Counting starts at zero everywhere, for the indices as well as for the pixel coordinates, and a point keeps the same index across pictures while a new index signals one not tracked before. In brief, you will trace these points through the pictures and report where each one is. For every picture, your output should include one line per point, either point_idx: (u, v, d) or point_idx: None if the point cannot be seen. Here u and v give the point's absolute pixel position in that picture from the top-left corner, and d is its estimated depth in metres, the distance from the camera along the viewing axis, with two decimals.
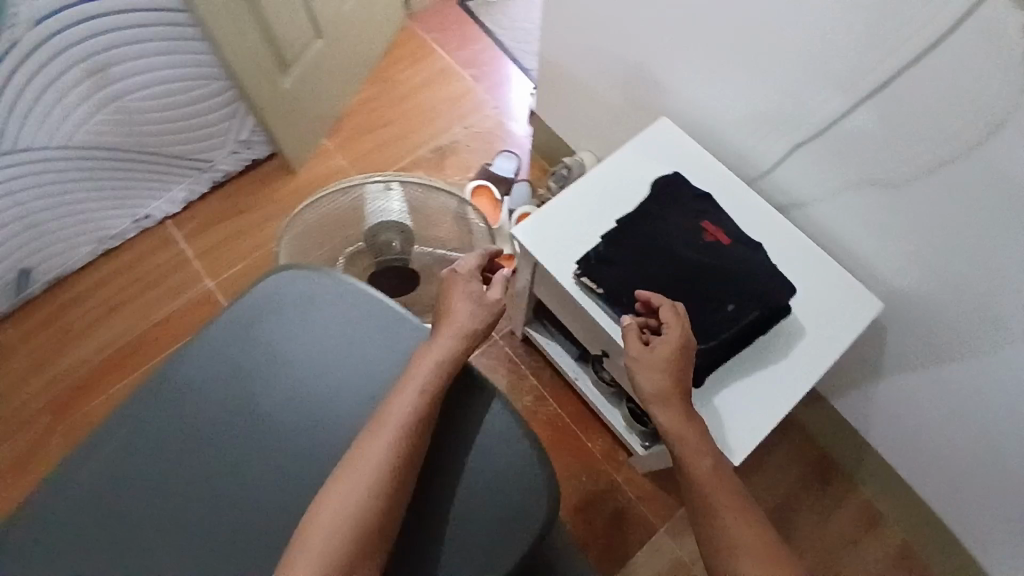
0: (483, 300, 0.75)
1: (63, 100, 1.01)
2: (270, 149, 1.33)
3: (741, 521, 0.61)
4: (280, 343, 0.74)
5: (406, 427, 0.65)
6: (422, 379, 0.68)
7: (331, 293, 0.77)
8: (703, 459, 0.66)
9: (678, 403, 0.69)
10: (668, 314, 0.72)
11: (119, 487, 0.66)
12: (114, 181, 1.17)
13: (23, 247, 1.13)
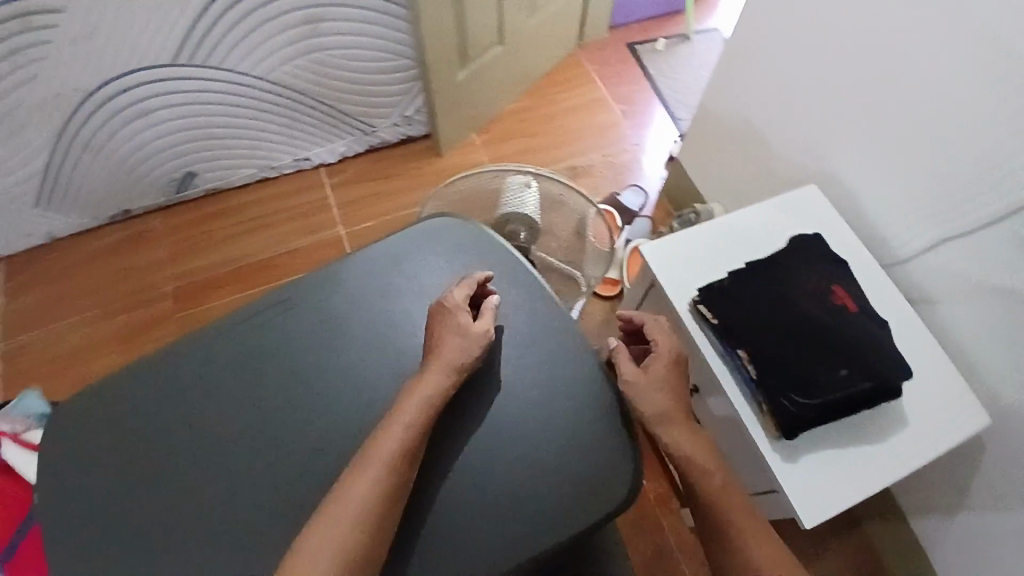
0: (468, 332, 0.70)
1: (275, 40, 1.17)
2: (426, 130, 1.45)
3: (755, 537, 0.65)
4: (427, 279, 0.80)
5: (403, 446, 0.62)
6: (418, 401, 0.65)
7: (482, 250, 0.82)
8: (712, 476, 0.68)
9: (680, 420, 0.71)
10: (659, 336, 0.76)
11: (251, 352, 0.73)
12: (290, 120, 1.33)
13: (199, 152, 1.32)
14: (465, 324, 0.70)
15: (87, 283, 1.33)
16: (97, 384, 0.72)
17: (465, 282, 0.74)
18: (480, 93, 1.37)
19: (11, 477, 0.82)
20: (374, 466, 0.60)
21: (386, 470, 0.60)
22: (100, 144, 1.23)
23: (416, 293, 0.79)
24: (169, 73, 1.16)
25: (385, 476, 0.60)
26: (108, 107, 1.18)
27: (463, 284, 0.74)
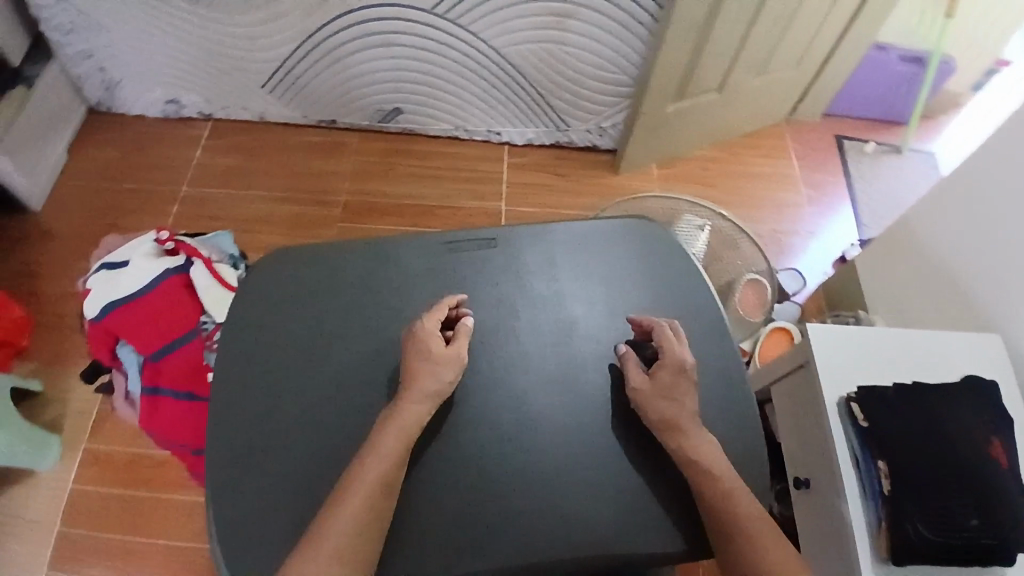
0: (439, 360, 0.68)
1: (521, 20, 1.25)
2: (613, 145, 1.49)
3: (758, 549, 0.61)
4: (611, 270, 0.80)
5: (381, 475, 0.62)
6: (395, 430, 0.64)
7: (673, 262, 0.81)
8: (715, 485, 0.64)
9: (687, 430, 0.67)
10: (665, 342, 0.71)
11: (432, 270, 0.78)
12: (499, 93, 1.41)
13: (412, 92, 1.44)
14: (437, 349, 0.68)
15: (277, 166, 1.51)
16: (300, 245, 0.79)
17: (442, 308, 0.72)
18: (679, 130, 1.40)
19: (193, 294, 0.88)
20: (352, 495, 0.60)
21: (365, 504, 0.60)
22: (338, 57, 1.38)
23: (602, 277, 0.79)
24: (420, 19, 1.28)
25: (363, 508, 0.60)
26: (358, 28, 1.31)
27: (436, 313, 0.71)
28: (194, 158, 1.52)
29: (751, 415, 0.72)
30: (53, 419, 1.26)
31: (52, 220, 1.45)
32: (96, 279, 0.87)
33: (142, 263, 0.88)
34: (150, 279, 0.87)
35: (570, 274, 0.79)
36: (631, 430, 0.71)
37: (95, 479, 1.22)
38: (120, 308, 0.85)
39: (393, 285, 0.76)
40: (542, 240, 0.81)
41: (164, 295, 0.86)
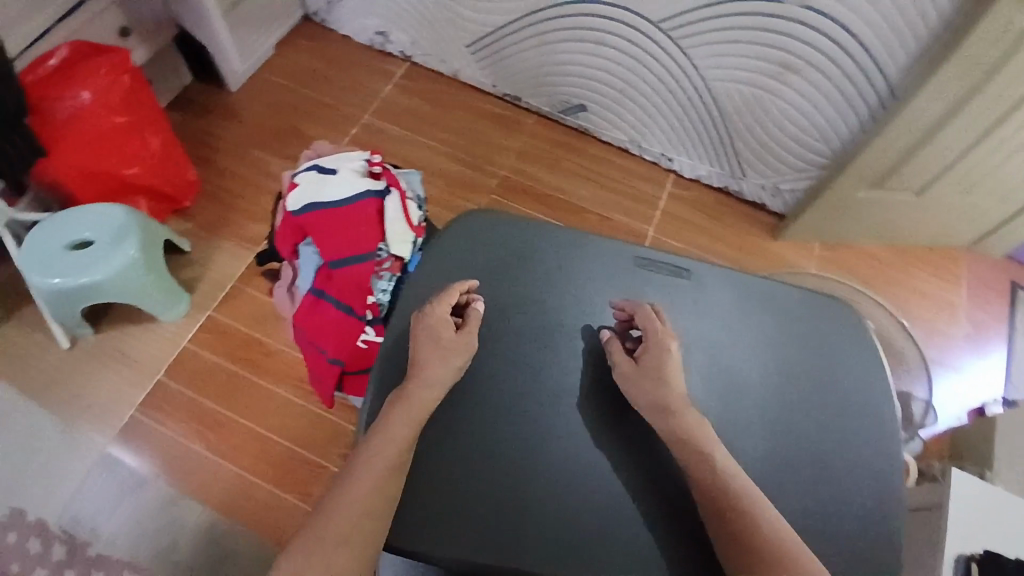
0: (446, 345, 0.72)
1: (744, 61, 1.24)
2: (781, 209, 1.47)
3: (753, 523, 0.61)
4: (790, 336, 0.79)
5: (388, 457, 0.65)
6: (402, 416, 0.68)
7: (855, 349, 0.79)
8: (708, 463, 0.65)
9: (680, 410, 0.69)
10: (646, 328, 0.75)
11: (617, 280, 0.83)
12: (689, 123, 1.40)
13: (604, 95, 1.45)
14: (444, 334, 0.73)
15: (452, 123, 1.56)
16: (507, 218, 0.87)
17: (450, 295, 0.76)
18: (856, 218, 1.38)
19: (380, 222, 0.90)
20: (362, 475, 0.63)
21: (373, 482, 0.63)
22: (548, 40, 1.40)
23: (780, 338, 0.79)
24: (644, 28, 1.28)
25: (366, 485, 0.63)
26: (581, 21, 1.33)
27: (443, 304, 0.75)
28: (382, 91, 1.58)
29: (889, 528, 0.70)
30: (189, 279, 1.34)
31: (241, 104, 1.53)
32: (301, 176, 0.90)
33: (345, 176, 0.89)
34: (347, 195, 0.88)
35: (743, 329, 0.79)
36: (630, 440, 0.73)
37: (208, 345, 1.29)
38: (314, 212, 0.87)
39: (572, 288, 0.82)
40: (722, 287, 0.82)
41: (355, 213, 0.88)
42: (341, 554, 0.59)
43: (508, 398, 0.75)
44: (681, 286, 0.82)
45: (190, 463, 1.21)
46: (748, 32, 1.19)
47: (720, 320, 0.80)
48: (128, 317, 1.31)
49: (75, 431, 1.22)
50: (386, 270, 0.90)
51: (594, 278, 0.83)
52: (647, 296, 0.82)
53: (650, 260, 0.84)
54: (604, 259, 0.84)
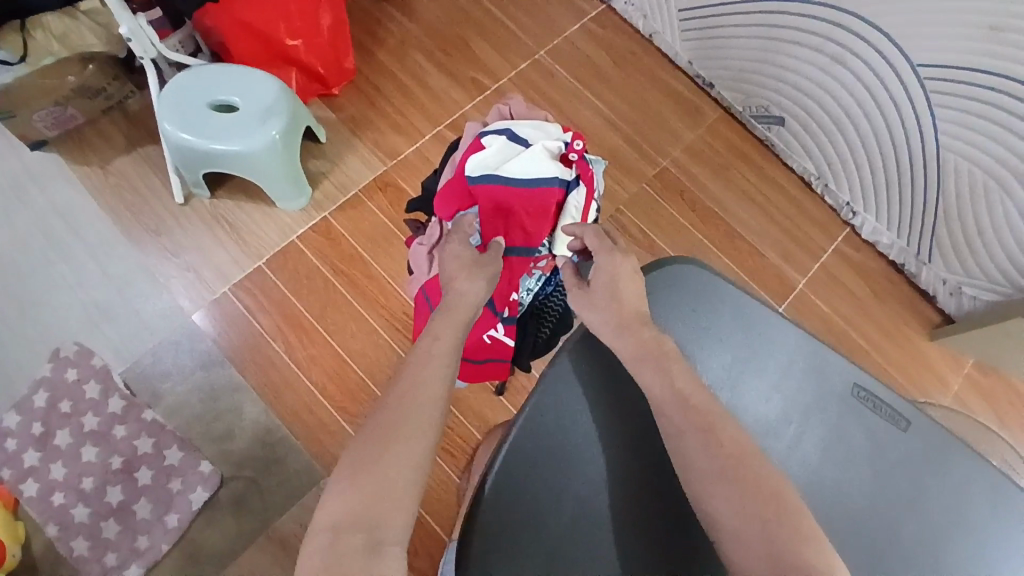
0: (468, 261, 0.76)
1: (992, 148, 1.04)
2: (952, 312, 1.29)
3: (778, 531, 0.55)
4: (976, 533, 0.66)
5: (443, 356, 0.66)
6: (452, 323, 0.69)
7: None
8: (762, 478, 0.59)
9: (640, 328, 0.67)
10: (596, 248, 0.76)
11: (803, 392, 0.69)
12: (891, 184, 1.22)
13: (807, 118, 1.27)
14: (465, 254, 0.76)
15: (629, 90, 1.39)
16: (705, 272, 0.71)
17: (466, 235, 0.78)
18: None
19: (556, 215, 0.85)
20: (421, 370, 0.63)
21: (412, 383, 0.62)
22: (773, 37, 1.21)
23: (964, 529, 0.66)
24: (894, 65, 1.07)
25: (407, 386, 0.62)
26: (821, 32, 1.13)
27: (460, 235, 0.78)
28: (568, 31, 1.42)
29: None
30: (315, 172, 1.26)
31: None
32: (493, 138, 0.85)
33: (539, 158, 0.84)
34: (536, 178, 0.84)
35: (929, 508, 0.66)
36: (670, 510, 0.66)
37: (316, 247, 1.23)
38: (496, 184, 0.83)
39: (755, 384, 0.69)
40: (926, 451, 0.67)
41: (536, 200, 0.84)
42: (400, 447, 0.57)
43: (645, 492, 0.65)
44: (879, 433, 0.68)
45: (262, 359, 1.17)
46: (1018, 120, 0.98)
47: (908, 487, 0.66)
48: (247, 192, 1.25)
49: (164, 287, 1.18)
50: (540, 268, 0.87)
51: (784, 386, 0.69)
52: (838, 429, 0.68)
53: (870, 395, 0.69)
54: (799, 367, 0.69)
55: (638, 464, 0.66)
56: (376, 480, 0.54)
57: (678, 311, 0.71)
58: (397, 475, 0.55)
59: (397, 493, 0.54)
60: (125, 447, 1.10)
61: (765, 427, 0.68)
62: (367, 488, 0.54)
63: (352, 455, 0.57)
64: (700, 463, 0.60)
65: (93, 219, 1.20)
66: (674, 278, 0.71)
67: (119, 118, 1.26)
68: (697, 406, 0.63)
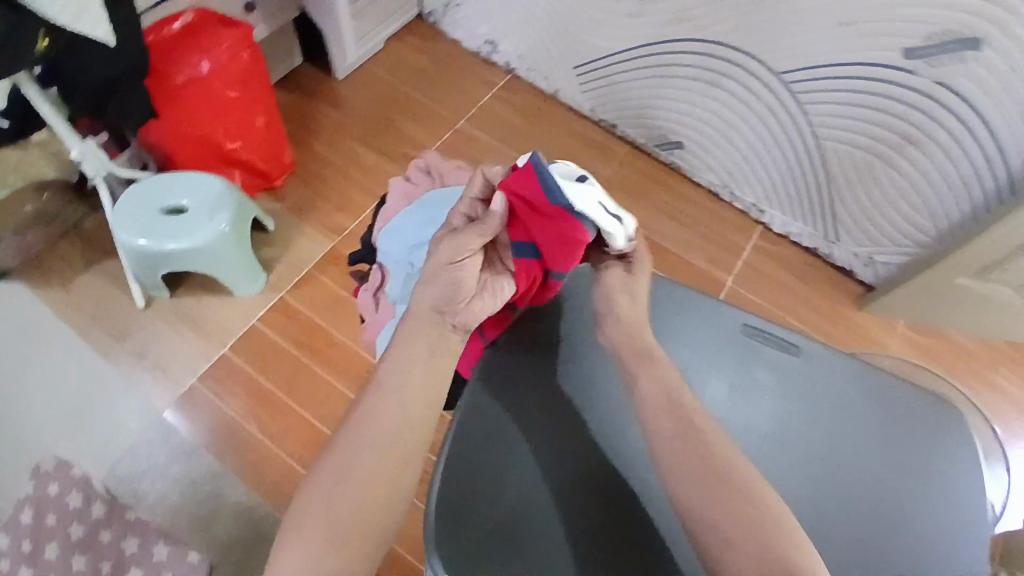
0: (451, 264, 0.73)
1: (865, 126, 1.20)
2: (870, 282, 1.42)
3: (750, 524, 0.61)
4: (897, 436, 0.74)
5: (405, 397, 0.69)
6: (414, 355, 0.71)
7: (965, 462, 0.73)
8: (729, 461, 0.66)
9: (645, 350, 0.73)
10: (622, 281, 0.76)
11: (724, 347, 0.78)
12: (788, 178, 1.36)
13: (704, 137, 1.42)
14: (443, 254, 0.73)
15: (547, 141, 1.54)
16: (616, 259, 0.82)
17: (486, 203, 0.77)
18: (951, 306, 1.31)
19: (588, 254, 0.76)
20: (381, 416, 0.68)
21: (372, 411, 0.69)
22: (660, 73, 1.38)
23: (886, 434, 0.74)
24: (762, 76, 1.25)
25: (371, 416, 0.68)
26: (698, 60, 1.30)
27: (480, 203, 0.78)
28: (483, 100, 1.57)
29: None
30: (269, 258, 1.35)
31: (344, 92, 1.53)
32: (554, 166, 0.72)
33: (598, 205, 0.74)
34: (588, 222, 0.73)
35: (850, 419, 0.75)
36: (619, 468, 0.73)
37: (276, 326, 1.29)
38: (558, 205, 0.71)
39: (679, 346, 0.78)
40: (837, 370, 0.77)
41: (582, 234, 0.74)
42: (354, 505, 0.64)
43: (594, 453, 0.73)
44: (791, 364, 0.77)
45: (239, 440, 1.20)
46: (873, 98, 1.15)
47: (832, 407, 0.75)
48: (206, 287, 1.32)
49: (136, 387, 1.22)
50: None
51: (706, 342, 0.78)
52: (760, 372, 0.77)
53: (762, 331, 0.78)
54: (711, 325, 0.79)
55: (589, 433, 0.74)
56: (329, 544, 0.61)
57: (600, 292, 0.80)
58: (346, 537, 0.62)
59: (347, 559, 0.62)
60: (112, 552, 1.09)
61: (697, 383, 0.76)
62: (322, 552, 0.61)
63: (311, 509, 0.63)
64: (671, 448, 0.67)
65: (59, 337, 1.24)
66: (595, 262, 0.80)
67: (76, 239, 1.33)
68: (685, 408, 0.69)
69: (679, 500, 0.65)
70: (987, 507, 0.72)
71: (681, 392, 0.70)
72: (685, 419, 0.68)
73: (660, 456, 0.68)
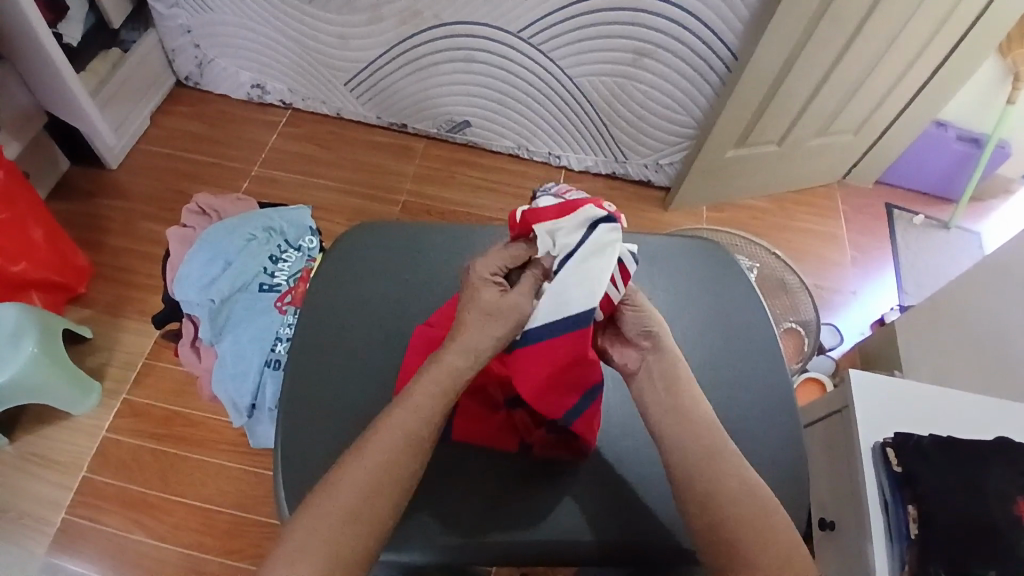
0: (484, 310, 0.65)
1: (605, 54, 1.31)
2: (666, 183, 1.56)
3: (749, 508, 0.59)
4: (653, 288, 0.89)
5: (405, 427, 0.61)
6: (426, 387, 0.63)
7: (704, 279, 0.91)
8: (738, 472, 0.61)
9: (668, 374, 0.67)
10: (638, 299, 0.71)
11: None
12: (566, 121, 1.48)
13: (484, 110, 1.51)
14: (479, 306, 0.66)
15: (345, 159, 1.58)
16: (386, 233, 0.92)
17: (530, 276, 0.69)
18: (733, 178, 1.48)
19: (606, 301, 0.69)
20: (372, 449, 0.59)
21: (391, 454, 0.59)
22: (421, 66, 1.44)
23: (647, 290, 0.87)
24: (504, 39, 1.34)
25: (397, 438, 0.60)
26: (446, 43, 1.38)
27: (529, 277, 0.69)
28: (269, 141, 1.59)
29: (766, 426, 0.82)
30: (97, 365, 1.29)
31: (128, 181, 1.50)
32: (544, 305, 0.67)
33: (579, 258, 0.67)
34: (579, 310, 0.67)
35: None
36: None
37: (128, 428, 1.23)
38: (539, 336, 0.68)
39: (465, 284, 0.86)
40: None
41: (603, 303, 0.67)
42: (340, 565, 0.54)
43: None
44: None
45: (132, 553, 1.13)
46: (600, 27, 1.27)
47: None
48: (45, 417, 1.23)
49: (6, 547, 1.12)
50: (289, 303, 1.06)
51: None
52: None
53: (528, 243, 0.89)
54: None
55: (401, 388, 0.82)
56: None
57: (372, 252, 0.91)
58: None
59: None
60: None
61: None
62: None
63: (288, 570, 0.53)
64: (682, 452, 0.62)
65: None
66: (366, 234, 0.92)
67: None
68: (713, 430, 0.64)
69: (672, 463, 0.62)
70: (736, 346, 0.86)
71: (707, 418, 0.64)
72: (714, 444, 0.63)
73: (671, 457, 0.63)
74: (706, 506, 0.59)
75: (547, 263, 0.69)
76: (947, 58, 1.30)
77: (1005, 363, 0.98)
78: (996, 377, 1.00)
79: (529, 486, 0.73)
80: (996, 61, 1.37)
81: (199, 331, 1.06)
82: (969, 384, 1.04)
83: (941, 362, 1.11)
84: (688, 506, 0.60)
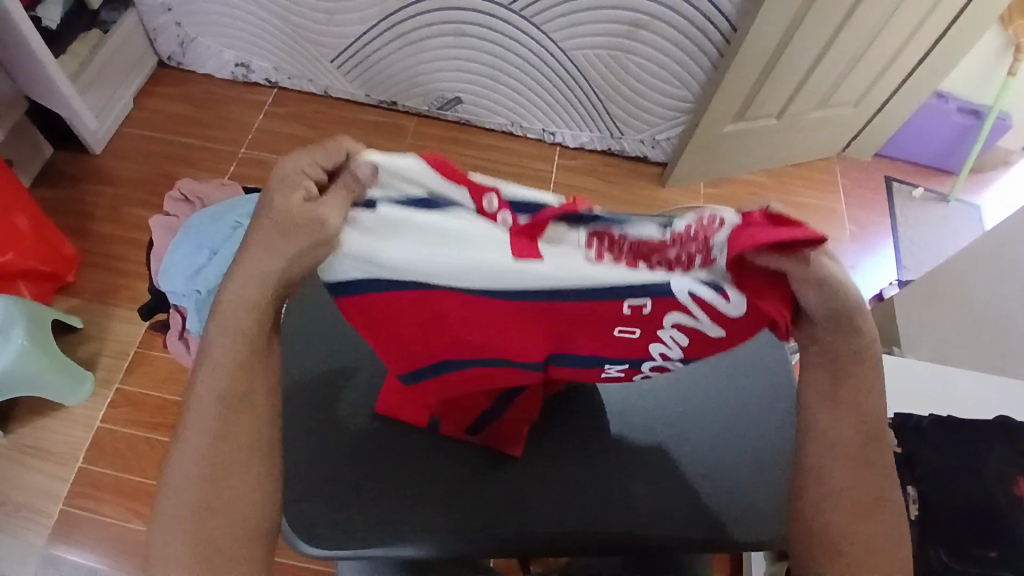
0: (286, 229, 0.47)
1: (599, 26, 1.27)
2: (663, 159, 1.53)
3: (867, 527, 0.52)
4: None
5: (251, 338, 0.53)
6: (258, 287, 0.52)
7: None
8: (878, 477, 0.52)
9: (858, 366, 0.51)
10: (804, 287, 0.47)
11: None
12: (560, 96, 1.44)
13: (475, 86, 1.47)
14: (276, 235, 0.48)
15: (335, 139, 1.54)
16: None
17: (337, 186, 0.48)
18: (731, 153, 1.45)
19: (683, 347, 0.53)
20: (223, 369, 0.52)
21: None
22: (409, 41, 1.40)
23: None
24: (496, 12, 1.30)
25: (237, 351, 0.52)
26: (435, 16, 1.33)
27: (341, 189, 0.47)
28: (255, 122, 1.55)
29: None
30: (89, 355, 1.27)
31: (112, 166, 1.46)
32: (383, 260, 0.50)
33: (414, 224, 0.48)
34: (411, 277, 0.51)
35: None
36: None
37: (123, 418, 1.22)
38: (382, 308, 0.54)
39: None
40: None
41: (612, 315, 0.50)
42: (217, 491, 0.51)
43: None
44: None
45: (131, 543, 1.13)
46: None
47: None
48: (38, 409, 1.22)
49: (4, 539, 1.12)
50: None
51: None
52: None
53: None
54: None
55: None
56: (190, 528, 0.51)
57: None
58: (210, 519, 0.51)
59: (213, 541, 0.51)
60: None
61: None
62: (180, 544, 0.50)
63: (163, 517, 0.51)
64: (826, 454, 0.53)
65: None
66: None
67: None
68: (876, 432, 0.52)
69: (812, 443, 0.53)
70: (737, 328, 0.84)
71: (879, 413, 0.52)
72: (869, 444, 0.52)
73: (812, 453, 0.53)
74: (820, 483, 0.53)
75: (361, 174, 0.47)
76: (950, 26, 1.26)
77: (1004, 340, 0.98)
78: (994, 355, 0.99)
79: (525, 476, 0.70)
80: (997, 32, 1.34)
81: (187, 322, 1.04)
82: (969, 362, 1.03)
83: (940, 339, 1.10)
84: (810, 504, 0.53)
